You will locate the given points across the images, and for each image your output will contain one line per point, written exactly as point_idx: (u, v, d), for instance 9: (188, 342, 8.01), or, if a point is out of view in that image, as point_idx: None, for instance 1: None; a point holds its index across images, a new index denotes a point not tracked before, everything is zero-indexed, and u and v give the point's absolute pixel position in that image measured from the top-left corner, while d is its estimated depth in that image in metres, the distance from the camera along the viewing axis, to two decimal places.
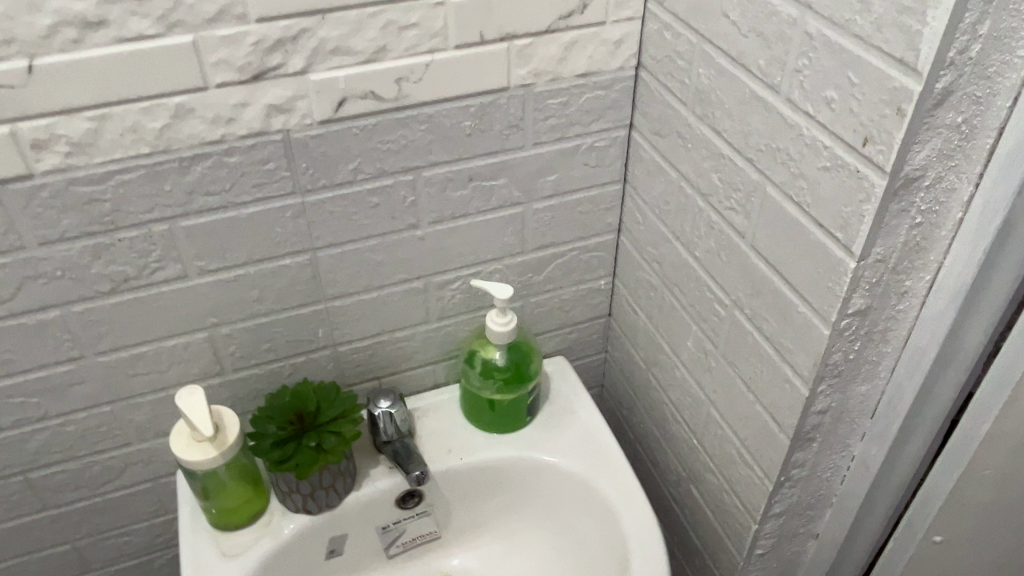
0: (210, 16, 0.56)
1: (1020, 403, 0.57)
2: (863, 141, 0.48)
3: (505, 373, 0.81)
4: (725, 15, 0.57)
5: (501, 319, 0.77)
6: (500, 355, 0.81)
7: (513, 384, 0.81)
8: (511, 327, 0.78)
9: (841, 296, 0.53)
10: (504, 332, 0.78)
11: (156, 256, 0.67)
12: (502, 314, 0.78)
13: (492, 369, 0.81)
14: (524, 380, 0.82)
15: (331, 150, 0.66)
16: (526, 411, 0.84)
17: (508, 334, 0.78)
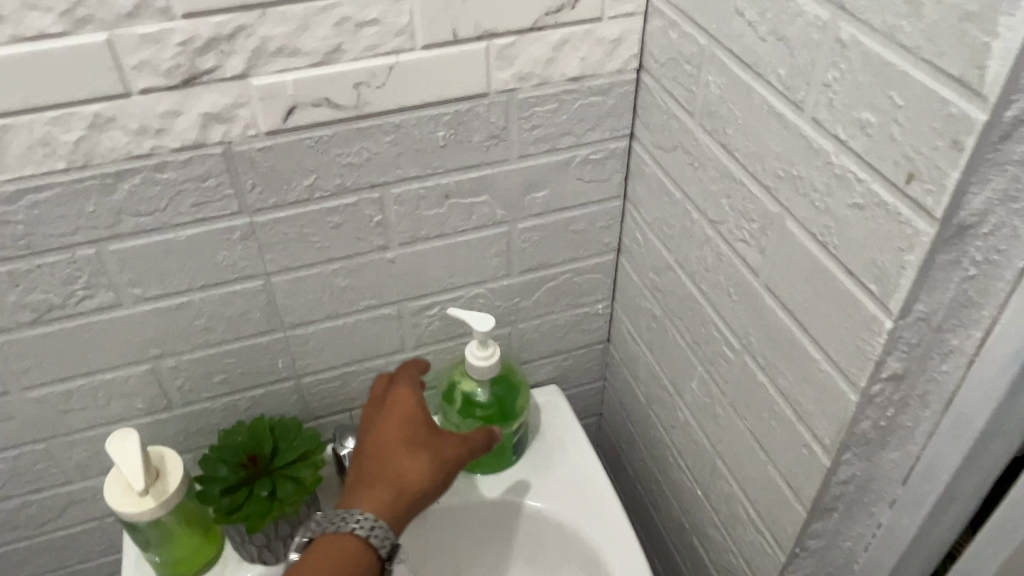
0: (126, 11, 0.47)
1: None
2: (906, 178, 0.38)
3: (487, 410, 0.73)
4: (739, 14, 0.48)
5: (481, 352, 0.69)
6: (482, 392, 0.72)
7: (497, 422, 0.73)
8: (493, 361, 0.69)
9: (874, 360, 0.44)
10: (486, 366, 0.69)
11: (83, 283, 0.58)
12: (483, 345, 0.69)
13: (472, 407, 0.73)
14: (509, 419, 0.73)
15: (281, 165, 0.57)
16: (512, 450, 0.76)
17: (491, 369, 0.69)
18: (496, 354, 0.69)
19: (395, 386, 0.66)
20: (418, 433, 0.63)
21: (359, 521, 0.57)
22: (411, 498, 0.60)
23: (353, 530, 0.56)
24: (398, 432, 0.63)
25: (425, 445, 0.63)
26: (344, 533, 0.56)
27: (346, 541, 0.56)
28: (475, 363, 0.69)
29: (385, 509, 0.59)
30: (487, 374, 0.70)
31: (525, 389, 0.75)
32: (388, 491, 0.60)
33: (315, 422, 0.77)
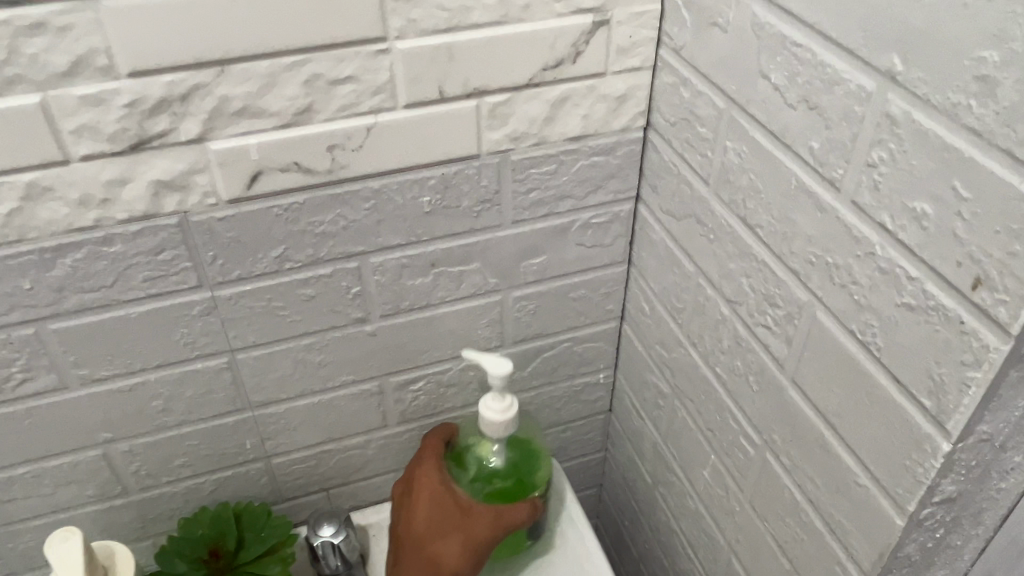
0: (62, 70, 0.41)
1: None
2: (972, 283, 0.32)
3: (506, 481, 0.63)
4: (764, 76, 0.42)
5: (498, 405, 0.59)
6: (499, 456, 0.63)
7: (515, 496, 0.63)
8: (514, 418, 0.60)
9: (927, 483, 0.38)
10: (505, 424, 0.60)
11: (21, 365, 0.52)
12: (500, 398, 0.59)
13: (486, 475, 0.63)
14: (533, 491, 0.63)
15: (246, 235, 0.51)
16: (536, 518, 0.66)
17: (510, 427, 0.60)
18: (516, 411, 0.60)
19: (422, 466, 0.62)
20: (451, 514, 0.59)
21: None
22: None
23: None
24: (432, 516, 0.59)
25: (460, 525, 0.59)
26: None
27: None
28: (491, 420, 0.59)
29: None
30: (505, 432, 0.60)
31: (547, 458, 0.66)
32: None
33: (288, 503, 0.70)
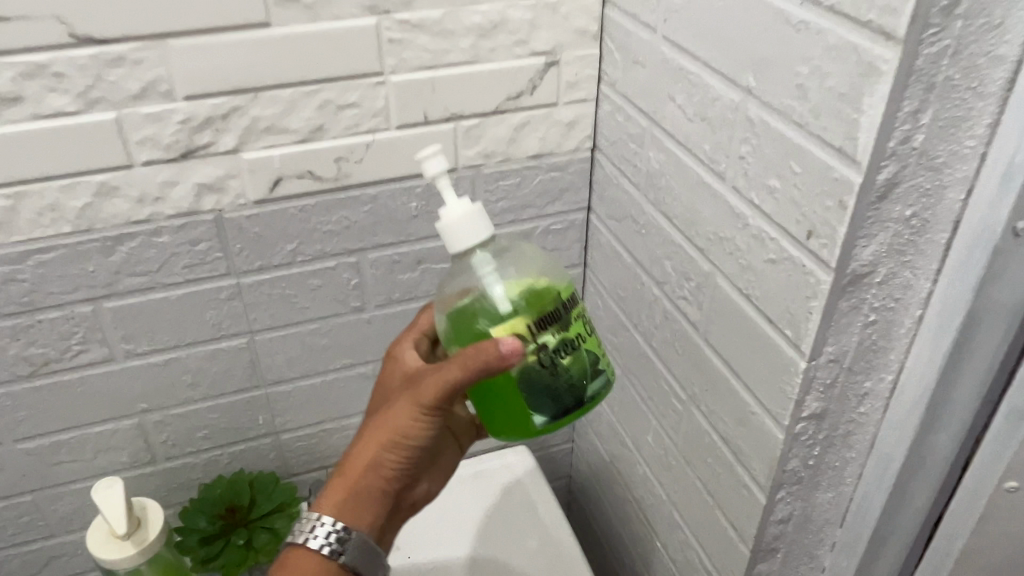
0: (134, 93, 0.54)
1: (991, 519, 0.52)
2: (806, 235, 0.44)
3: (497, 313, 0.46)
4: (671, 99, 0.55)
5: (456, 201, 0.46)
6: (494, 285, 0.46)
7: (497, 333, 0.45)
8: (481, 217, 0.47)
9: (794, 399, 0.49)
10: (470, 225, 0.46)
11: (78, 338, 0.63)
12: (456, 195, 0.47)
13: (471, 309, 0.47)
14: (515, 325, 0.45)
15: (267, 230, 0.63)
16: (531, 385, 0.45)
17: (480, 229, 0.46)
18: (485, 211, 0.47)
19: (395, 354, 0.58)
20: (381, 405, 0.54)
21: (324, 537, 0.50)
22: (358, 479, 0.51)
23: (311, 547, 0.49)
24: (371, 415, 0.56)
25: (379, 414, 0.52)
26: (297, 547, 0.50)
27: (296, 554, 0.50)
28: (451, 227, 0.46)
29: (326, 509, 0.51)
30: (479, 237, 0.46)
31: (557, 290, 0.46)
32: (337, 486, 0.52)
33: (292, 479, 0.80)
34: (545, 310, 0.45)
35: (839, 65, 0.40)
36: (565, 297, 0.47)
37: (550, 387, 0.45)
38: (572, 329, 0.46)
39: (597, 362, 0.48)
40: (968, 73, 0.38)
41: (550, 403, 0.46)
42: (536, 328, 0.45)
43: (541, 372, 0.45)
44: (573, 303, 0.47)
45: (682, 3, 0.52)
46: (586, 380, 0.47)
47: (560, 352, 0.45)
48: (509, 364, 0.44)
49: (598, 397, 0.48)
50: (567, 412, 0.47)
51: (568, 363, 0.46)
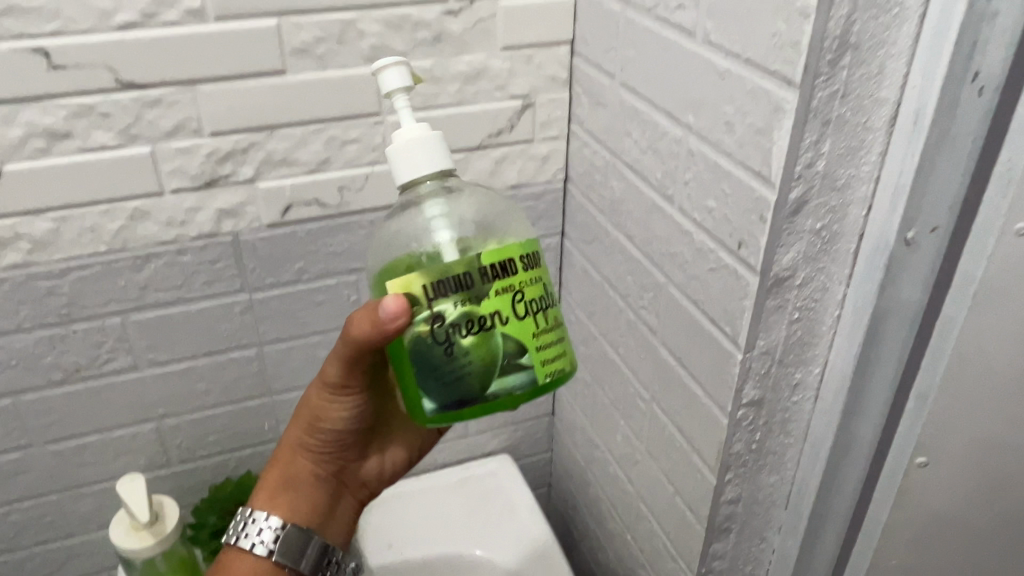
0: (167, 130, 0.63)
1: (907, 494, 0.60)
2: (738, 245, 0.53)
3: (430, 254, 0.47)
4: (629, 135, 0.65)
5: (412, 125, 0.47)
6: (440, 228, 0.48)
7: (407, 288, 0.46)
8: (436, 147, 0.48)
9: (735, 387, 0.58)
10: (421, 152, 0.48)
11: (107, 348, 0.71)
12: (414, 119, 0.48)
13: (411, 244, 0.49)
14: (412, 283, 0.45)
15: (278, 251, 0.71)
16: (426, 356, 0.46)
17: (433, 159, 0.48)
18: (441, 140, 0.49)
19: None
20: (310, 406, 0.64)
21: (258, 536, 0.57)
22: (287, 465, 0.61)
23: (250, 550, 0.57)
24: None
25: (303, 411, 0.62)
26: (232, 547, 0.57)
27: (231, 552, 0.57)
28: (404, 150, 0.47)
29: (259, 499, 0.60)
30: (429, 167, 0.48)
31: (479, 257, 0.45)
32: (272, 473, 0.62)
33: None
34: (450, 276, 0.45)
35: (756, 105, 0.49)
36: (487, 266, 0.45)
37: (438, 368, 0.46)
38: (483, 305, 0.45)
39: (517, 354, 0.46)
40: (857, 111, 0.47)
41: (439, 390, 0.46)
42: (433, 295, 0.45)
43: (432, 347, 0.45)
44: (499, 279, 0.46)
45: (634, 55, 0.62)
46: (490, 373, 0.46)
47: (459, 330, 0.45)
48: (387, 330, 0.46)
49: (514, 395, 0.47)
50: (461, 405, 0.46)
51: (468, 345, 0.45)
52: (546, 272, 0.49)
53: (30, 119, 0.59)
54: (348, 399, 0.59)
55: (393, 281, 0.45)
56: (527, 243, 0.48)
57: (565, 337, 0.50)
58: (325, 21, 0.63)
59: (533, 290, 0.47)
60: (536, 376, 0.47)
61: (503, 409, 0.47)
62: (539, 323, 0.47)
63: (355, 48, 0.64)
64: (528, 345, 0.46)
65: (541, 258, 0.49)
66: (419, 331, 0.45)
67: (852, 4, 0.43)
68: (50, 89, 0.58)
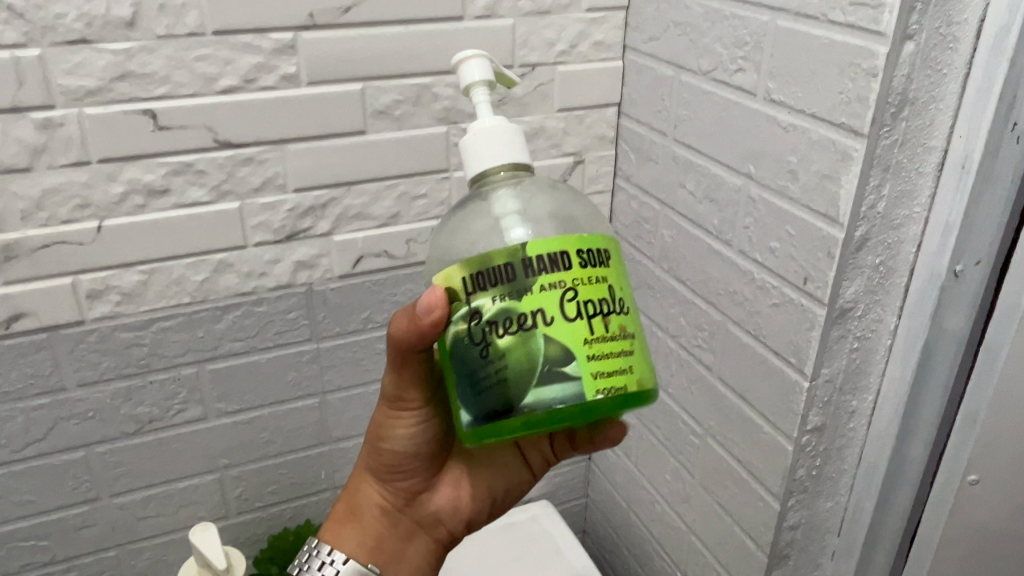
0: (256, 186, 0.66)
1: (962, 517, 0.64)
2: (804, 280, 0.59)
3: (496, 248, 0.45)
4: (681, 186, 0.71)
5: (490, 114, 0.46)
6: (511, 224, 0.45)
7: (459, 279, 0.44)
8: (513, 140, 0.46)
9: (800, 414, 0.62)
10: (489, 142, 0.45)
11: (180, 399, 0.72)
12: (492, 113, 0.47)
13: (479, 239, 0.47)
14: (453, 277, 0.43)
15: (347, 301, 0.75)
16: (467, 355, 0.43)
17: (507, 148, 0.45)
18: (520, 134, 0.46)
19: None
20: None
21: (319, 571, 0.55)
22: (351, 494, 0.60)
23: None
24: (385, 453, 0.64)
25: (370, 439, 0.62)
26: None
27: None
28: (477, 136, 0.46)
29: (324, 530, 0.59)
30: (502, 158, 0.45)
31: (524, 248, 0.41)
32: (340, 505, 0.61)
33: None
34: (490, 268, 0.41)
35: (822, 154, 0.55)
36: (533, 258, 0.41)
37: (472, 370, 0.42)
38: (523, 301, 0.40)
39: (561, 361, 0.40)
40: (911, 158, 0.53)
41: (472, 395, 0.42)
42: (471, 289, 0.42)
43: (469, 348, 0.42)
44: (546, 273, 0.41)
45: (689, 114, 0.68)
46: (526, 379, 0.40)
47: (495, 328, 0.41)
48: (423, 323, 0.45)
49: (556, 409, 0.41)
50: (494, 416, 0.42)
51: (504, 345, 0.41)
52: (616, 279, 0.43)
53: (132, 177, 0.62)
54: (406, 414, 0.58)
55: (439, 274, 0.44)
56: (588, 240, 0.43)
57: (633, 353, 0.43)
58: (404, 86, 0.68)
59: (590, 290, 0.41)
60: (584, 389, 0.40)
61: (546, 424, 0.41)
62: (593, 328, 0.41)
63: (429, 109, 0.70)
64: (574, 352, 0.40)
65: (610, 261, 0.43)
66: (459, 329, 0.43)
67: (911, 65, 0.49)
68: (154, 149, 0.62)
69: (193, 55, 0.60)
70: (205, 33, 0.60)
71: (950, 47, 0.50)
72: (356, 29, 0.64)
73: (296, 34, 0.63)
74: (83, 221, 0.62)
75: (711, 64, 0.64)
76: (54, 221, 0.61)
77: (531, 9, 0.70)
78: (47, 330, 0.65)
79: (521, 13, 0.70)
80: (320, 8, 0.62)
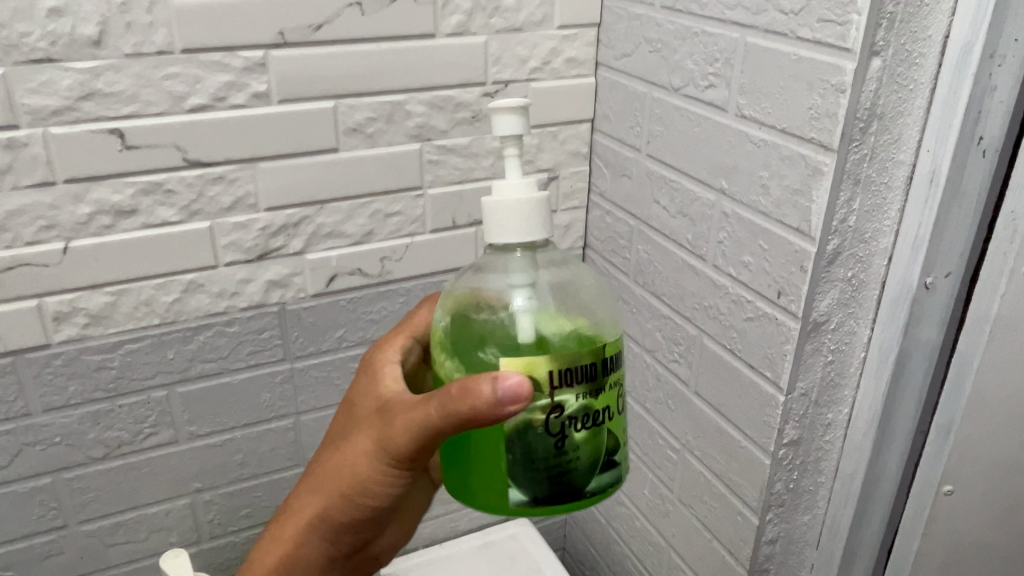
0: (226, 206, 0.65)
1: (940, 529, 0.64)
2: (777, 294, 0.59)
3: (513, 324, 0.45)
4: (656, 201, 0.71)
5: (512, 181, 0.44)
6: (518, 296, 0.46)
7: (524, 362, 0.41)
8: (535, 217, 0.44)
9: (776, 427, 0.62)
10: (513, 216, 0.44)
11: (150, 422, 0.71)
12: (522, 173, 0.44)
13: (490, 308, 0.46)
14: (535, 366, 0.41)
15: (320, 321, 0.74)
16: (535, 443, 0.42)
17: (521, 225, 0.44)
18: (541, 207, 0.44)
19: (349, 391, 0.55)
20: (322, 457, 0.53)
21: None
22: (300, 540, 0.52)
23: None
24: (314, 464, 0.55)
25: (322, 472, 0.51)
26: None
27: None
28: (496, 200, 0.44)
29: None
30: (513, 234, 0.44)
31: (605, 349, 0.43)
32: (279, 546, 0.53)
33: None
34: (579, 366, 0.42)
35: (793, 169, 0.55)
36: (609, 359, 0.43)
37: (543, 458, 0.43)
38: (599, 399, 0.43)
39: (614, 451, 0.45)
40: (880, 173, 0.54)
41: (537, 481, 0.43)
42: (558, 384, 0.41)
43: (543, 437, 0.42)
44: (615, 369, 0.44)
45: (662, 130, 0.68)
46: (590, 469, 0.44)
47: (575, 422, 0.42)
48: (502, 413, 0.40)
49: (605, 491, 0.45)
50: (552, 499, 0.44)
51: (581, 439, 0.43)
52: None
53: (99, 198, 0.61)
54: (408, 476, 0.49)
55: (511, 362, 0.41)
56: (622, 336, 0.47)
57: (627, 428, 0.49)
58: (377, 103, 0.68)
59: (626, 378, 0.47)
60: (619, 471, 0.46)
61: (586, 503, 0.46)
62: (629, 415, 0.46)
63: (402, 126, 0.69)
64: (621, 440, 0.45)
65: None
66: (532, 418, 0.42)
67: (879, 81, 0.50)
68: (121, 169, 0.61)
69: (160, 73, 0.59)
70: (174, 51, 0.59)
71: (916, 63, 0.50)
72: (328, 47, 0.64)
73: (267, 52, 0.62)
74: (49, 242, 0.61)
75: (683, 80, 0.65)
76: (18, 242, 0.60)
77: (503, 26, 0.70)
78: (12, 354, 0.63)
79: (493, 31, 0.70)
80: (290, 25, 0.62)
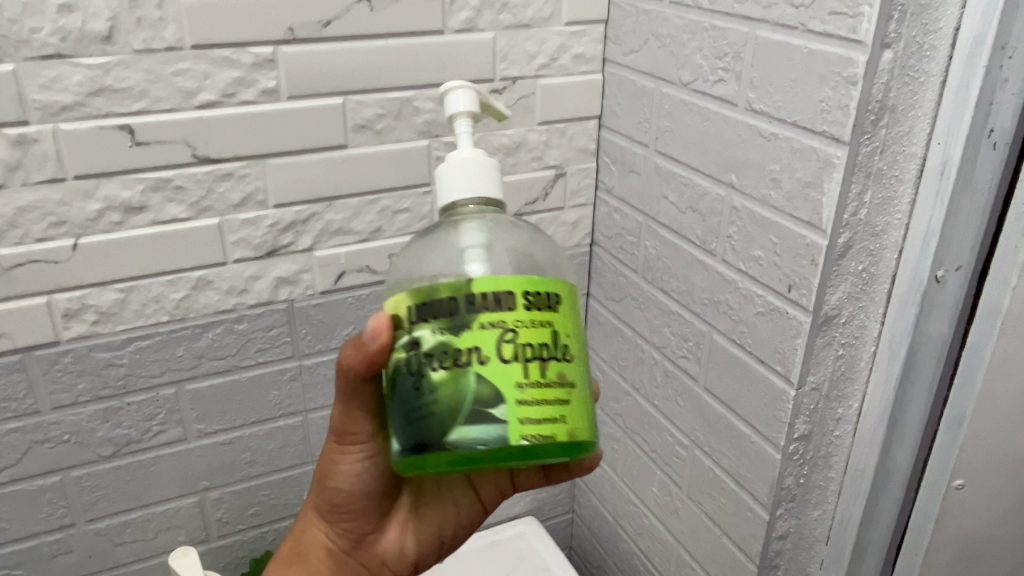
0: (235, 203, 0.65)
1: (950, 527, 0.63)
2: (789, 287, 0.59)
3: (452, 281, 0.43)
4: (664, 197, 0.71)
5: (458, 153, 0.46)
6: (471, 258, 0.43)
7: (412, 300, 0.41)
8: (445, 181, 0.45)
9: (786, 421, 0.62)
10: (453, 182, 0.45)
11: (159, 419, 0.71)
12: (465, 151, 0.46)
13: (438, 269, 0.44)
14: (401, 304, 0.40)
15: (328, 318, 0.74)
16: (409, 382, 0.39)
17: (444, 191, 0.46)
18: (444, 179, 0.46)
19: None
20: None
21: None
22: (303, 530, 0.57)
23: None
24: None
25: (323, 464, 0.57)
26: None
27: None
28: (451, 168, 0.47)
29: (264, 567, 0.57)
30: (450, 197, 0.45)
31: (469, 283, 0.38)
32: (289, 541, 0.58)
33: None
34: (435, 299, 0.38)
35: (804, 162, 0.55)
36: (478, 294, 0.38)
37: (404, 402, 0.39)
38: (461, 338, 0.38)
39: (490, 403, 0.37)
40: (891, 165, 0.53)
41: (403, 426, 0.39)
42: (415, 319, 0.39)
43: (405, 378, 0.39)
44: (487, 311, 0.38)
45: (671, 126, 0.68)
46: (449, 416, 0.37)
47: (430, 361, 0.38)
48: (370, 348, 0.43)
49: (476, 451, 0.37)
50: (420, 449, 0.38)
51: (438, 379, 0.38)
52: (568, 323, 0.40)
53: (108, 194, 0.61)
54: (353, 450, 0.53)
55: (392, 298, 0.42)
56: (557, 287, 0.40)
57: (574, 401, 0.39)
58: (386, 99, 0.68)
59: (532, 334, 0.38)
60: (510, 435, 0.37)
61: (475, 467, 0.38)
62: (529, 372, 0.38)
63: (410, 123, 0.70)
64: (504, 395, 0.37)
65: (564, 304, 0.40)
66: (398, 358, 0.40)
67: (891, 73, 0.49)
68: (131, 165, 0.61)
69: (171, 69, 0.59)
70: (184, 47, 0.59)
71: (927, 55, 0.50)
72: (337, 42, 0.64)
73: (276, 48, 0.62)
74: (59, 239, 0.61)
75: (692, 75, 0.65)
76: (28, 240, 0.60)
77: (511, 22, 0.70)
78: (21, 351, 0.63)
79: (502, 26, 0.70)
80: (299, 21, 0.62)
